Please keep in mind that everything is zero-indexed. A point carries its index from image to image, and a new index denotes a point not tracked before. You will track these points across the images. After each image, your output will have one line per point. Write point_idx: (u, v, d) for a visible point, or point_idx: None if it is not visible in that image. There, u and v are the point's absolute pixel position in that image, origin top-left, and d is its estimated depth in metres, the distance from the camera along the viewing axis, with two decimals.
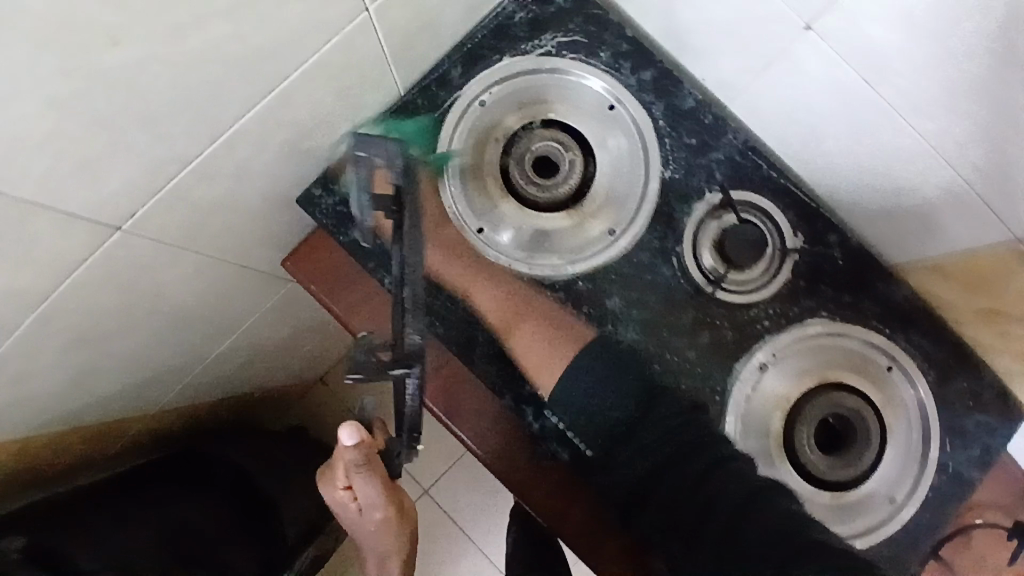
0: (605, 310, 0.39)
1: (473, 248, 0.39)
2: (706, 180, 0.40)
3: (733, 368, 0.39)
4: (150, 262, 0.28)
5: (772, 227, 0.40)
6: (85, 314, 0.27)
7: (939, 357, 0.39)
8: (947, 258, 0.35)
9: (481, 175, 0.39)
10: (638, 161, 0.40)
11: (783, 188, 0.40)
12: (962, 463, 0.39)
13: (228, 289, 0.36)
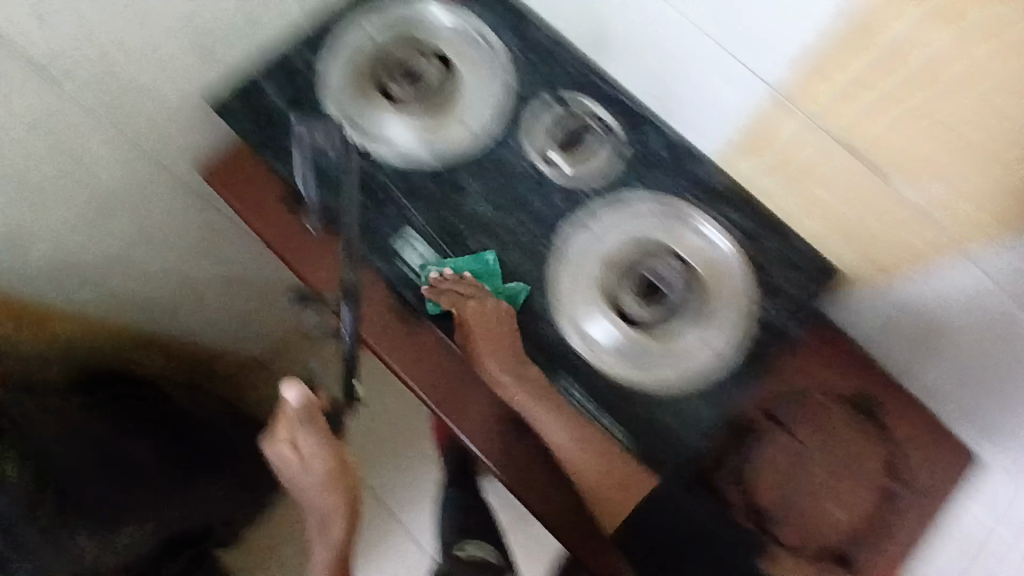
0: (511, 198, 0.73)
1: (335, 104, 0.74)
2: (551, 89, 0.75)
3: (568, 228, 0.73)
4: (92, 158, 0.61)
5: (606, 125, 0.75)
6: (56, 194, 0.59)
7: (749, 223, 0.73)
8: (751, 137, 0.66)
9: (361, 90, 0.74)
10: (496, 81, 0.75)
11: (621, 100, 0.74)
12: (782, 287, 0.73)
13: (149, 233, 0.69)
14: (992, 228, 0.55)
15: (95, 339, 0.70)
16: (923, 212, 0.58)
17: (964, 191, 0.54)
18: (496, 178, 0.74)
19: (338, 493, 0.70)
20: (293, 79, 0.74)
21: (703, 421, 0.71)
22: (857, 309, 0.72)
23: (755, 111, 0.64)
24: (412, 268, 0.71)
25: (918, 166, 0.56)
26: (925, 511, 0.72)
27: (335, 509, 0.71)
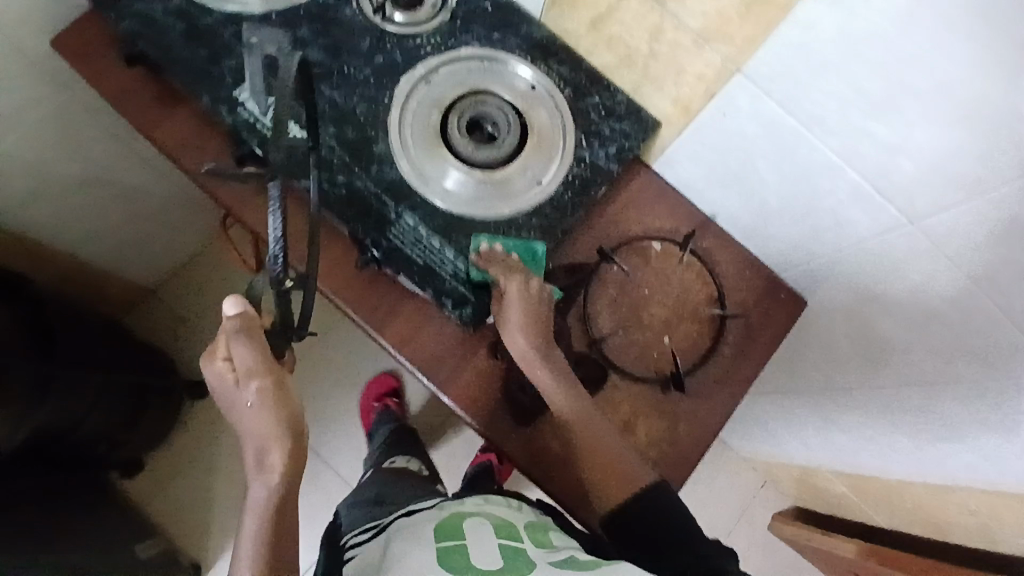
0: (351, 53, 0.77)
1: None
2: None
3: (407, 70, 0.77)
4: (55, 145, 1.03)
5: None
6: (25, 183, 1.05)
7: (570, 79, 0.80)
8: None
9: None
10: None
11: None
12: (598, 152, 0.79)
13: (78, 206, 1.16)
14: (738, 41, 0.66)
15: (55, 270, 1.23)
16: (694, 38, 0.69)
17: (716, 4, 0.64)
18: (335, 32, 0.78)
19: (284, 422, 0.67)
20: None
21: (534, 246, 0.75)
22: (677, 161, 0.83)
23: None
24: (251, 111, 0.76)
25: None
26: (733, 336, 0.83)
27: (279, 438, 0.67)
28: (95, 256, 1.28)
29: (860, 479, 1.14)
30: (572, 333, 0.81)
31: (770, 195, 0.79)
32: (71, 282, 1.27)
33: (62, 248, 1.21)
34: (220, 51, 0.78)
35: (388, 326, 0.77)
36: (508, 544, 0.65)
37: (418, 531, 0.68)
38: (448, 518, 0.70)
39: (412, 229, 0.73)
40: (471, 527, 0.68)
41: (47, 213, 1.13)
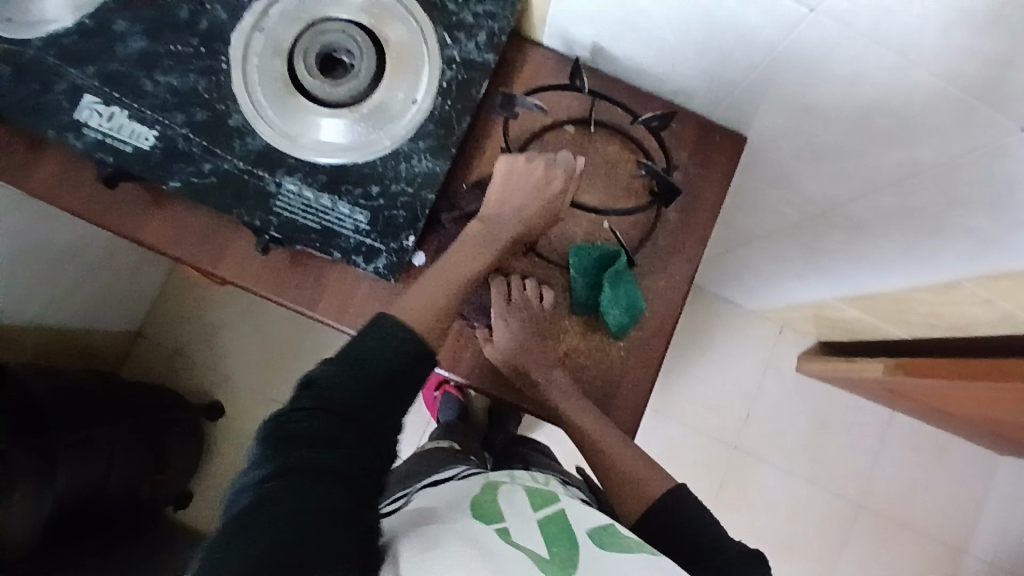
0: (173, 24, 0.70)
1: None
2: None
3: (235, 24, 0.70)
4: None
5: None
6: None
7: None
8: None
9: None
10: None
11: None
12: (470, 48, 0.71)
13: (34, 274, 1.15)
14: None
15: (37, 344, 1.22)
16: None
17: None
18: (152, 11, 0.70)
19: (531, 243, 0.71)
20: None
21: (429, 173, 0.69)
22: (561, 25, 0.75)
23: None
24: (98, 128, 0.69)
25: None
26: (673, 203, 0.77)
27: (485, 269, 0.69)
28: (67, 317, 1.27)
29: (867, 301, 1.09)
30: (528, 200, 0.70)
31: (667, 33, 0.69)
32: (53, 351, 1.27)
33: (34, 320, 1.20)
34: (45, 75, 0.70)
35: (319, 301, 0.73)
36: (547, 519, 0.59)
37: (450, 501, 0.61)
38: (482, 491, 0.62)
39: (296, 194, 0.68)
40: (506, 501, 0.60)
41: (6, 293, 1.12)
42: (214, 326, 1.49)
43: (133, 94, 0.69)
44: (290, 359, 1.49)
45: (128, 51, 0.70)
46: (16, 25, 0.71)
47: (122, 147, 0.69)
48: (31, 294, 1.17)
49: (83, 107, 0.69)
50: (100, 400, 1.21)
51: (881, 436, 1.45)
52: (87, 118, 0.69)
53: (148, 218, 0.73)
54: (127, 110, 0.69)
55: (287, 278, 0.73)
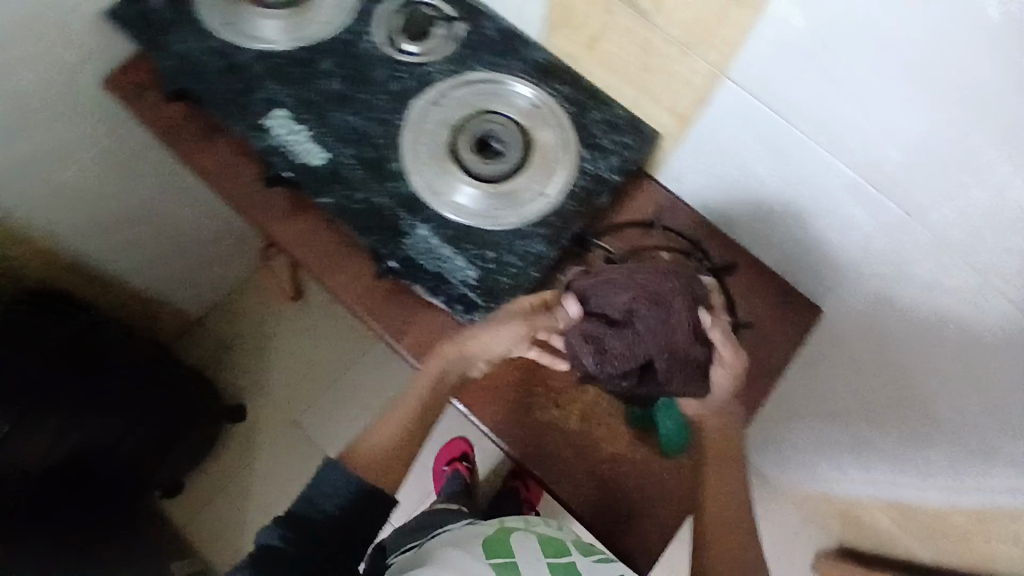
0: (370, 79, 0.84)
1: (208, 7, 0.86)
2: None
3: (419, 93, 0.83)
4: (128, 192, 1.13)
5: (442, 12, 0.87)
6: (108, 230, 1.16)
7: (577, 99, 0.85)
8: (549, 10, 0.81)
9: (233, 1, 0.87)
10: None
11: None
12: (602, 166, 0.82)
13: (148, 246, 1.25)
14: (722, 48, 0.67)
15: (119, 305, 1.31)
16: (680, 48, 0.70)
17: (693, 13, 0.66)
18: (353, 62, 0.84)
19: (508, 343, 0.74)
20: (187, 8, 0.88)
21: (539, 256, 0.78)
22: (681, 171, 0.85)
23: None
24: (279, 137, 0.81)
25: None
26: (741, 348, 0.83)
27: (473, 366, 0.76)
28: (157, 291, 1.37)
29: (899, 506, 1.09)
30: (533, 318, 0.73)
31: (773, 203, 0.79)
32: (127, 315, 1.35)
33: (130, 286, 1.30)
34: (253, 86, 0.83)
35: (405, 334, 0.80)
36: (557, 566, 0.71)
37: (469, 539, 0.77)
38: (494, 532, 0.76)
39: (424, 239, 0.78)
40: (518, 543, 0.74)
41: (121, 255, 1.22)
42: (269, 337, 1.57)
43: (318, 121, 0.81)
44: (324, 388, 1.53)
45: (326, 87, 0.83)
46: (238, 42, 0.85)
47: (294, 160, 0.80)
48: (138, 262, 1.26)
49: (275, 116, 0.82)
50: (152, 370, 1.26)
51: None
52: (272, 127, 0.81)
53: (290, 220, 0.84)
54: (309, 132, 0.81)
55: (386, 306, 0.81)
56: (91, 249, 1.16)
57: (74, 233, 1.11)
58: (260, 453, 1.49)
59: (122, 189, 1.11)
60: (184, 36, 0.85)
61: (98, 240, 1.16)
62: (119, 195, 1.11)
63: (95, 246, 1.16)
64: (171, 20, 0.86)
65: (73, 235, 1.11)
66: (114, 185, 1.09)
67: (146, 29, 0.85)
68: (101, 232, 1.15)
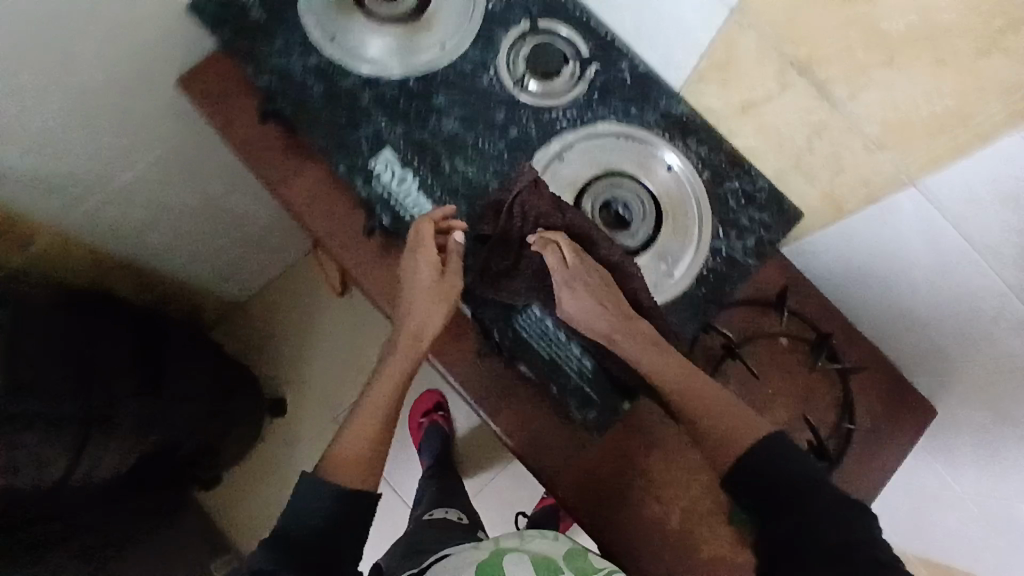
0: (489, 122, 0.75)
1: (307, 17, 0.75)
2: (522, 13, 0.78)
3: (543, 143, 0.75)
4: (184, 189, 1.02)
5: (572, 45, 0.77)
6: (162, 229, 1.06)
7: (714, 164, 0.76)
8: (705, 65, 0.71)
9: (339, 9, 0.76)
10: (470, 13, 0.77)
11: (587, 25, 0.77)
12: (735, 248, 0.75)
13: (200, 237, 1.15)
14: (921, 156, 0.58)
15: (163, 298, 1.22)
16: (866, 142, 0.62)
17: (903, 113, 0.57)
18: (472, 101, 0.76)
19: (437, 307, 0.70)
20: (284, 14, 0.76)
21: None
22: (813, 252, 0.78)
23: (719, 37, 0.66)
24: (385, 184, 0.73)
25: (866, 91, 0.58)
26: (855, 451, 0.78)
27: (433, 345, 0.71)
28: (202, 279, 1.27)
29: None
30: (433, 281, 0.69)
31: (920, 309, 0.73)
32: (172, 304, 1.25)
33: (179, 276, 1.20)
34: (360, 121, 0.74)
35: (503, 411, 0.76)
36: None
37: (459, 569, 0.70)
38: (488, 556, 0.70)
39: (538, 319, 0.72)
40: (509, 570, 0.66)
41: (169, 249, 1.12)
42: (311, 327, 1.51)
43: (430, 169, 0.73)
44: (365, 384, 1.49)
45: (438, 127, 0.75)
46: (344, 63, 0.75)
47: (397, 211, 0.74)
48: (189, 255, 1.17)
49: (382, 156, 0.73)
50: (212, 373, 1.18)
51: None
52: (375, 171, 0.73)
53: (382, 270, 0.77)
54: (417, 180, 0.73)
55: (485, 378, 0.76)
56: (140, 246, 1.06)
57: (127, 234, 1.01)
58: (301, 446, 1.46)
59: (182, 185, 1.01)
60: (280, 45, 0.75)
61: (150, 239, 1.05)
62: (175, 192, 1.01)
63: (147, 245, 1.07)
64: (269, 26, 0.75)
65: (125, 236, 1.01)
66: (170, 181, 0.98)
67: (239, 32, 0.74)
68: (154, 229, 1.04)
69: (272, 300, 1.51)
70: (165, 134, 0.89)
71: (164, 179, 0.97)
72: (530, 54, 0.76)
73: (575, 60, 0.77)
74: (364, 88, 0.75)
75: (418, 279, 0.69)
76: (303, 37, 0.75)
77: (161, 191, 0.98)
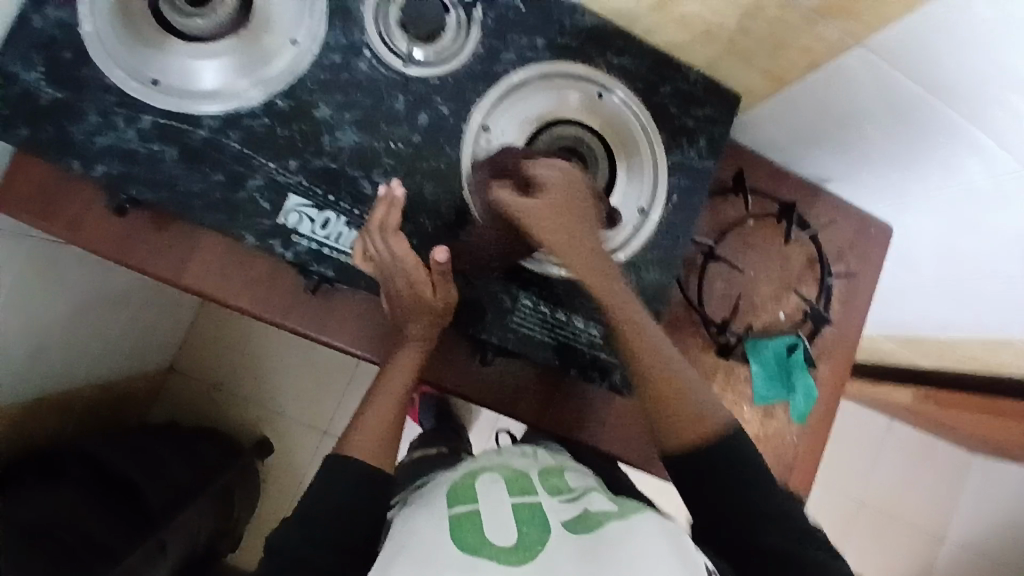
0: (393, 114, 0.64)
1: (112, 69, 0.59)
2: None
3: (464, 116, 0.65)
4: (53, 298, 0.84)
5: None
6: (49, 347, 0.88)
7: (643, 75, 0.70)
8: None
9: (147, 45, 0.60)
10: None
11: None
12: (692, 157, 0.71)
13: (98, 330, 0.96)
14: (865, 19, 0.57)
15: (83, 407, 1.06)
16: (805, 16, 0.59)
17: None
18: (362, 98, 0.63)
19: (428, 305, 0.62)
20: (84, 74, 0.59)
21: (659, 285, 0.70)
22: (760, 122, 0.77)
23: None
24: (309, 235, 0.62)
25: None
26: (837, 295, 0.84)
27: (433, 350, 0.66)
28: (121, 366, 1.10)
29: (911, 340, 1.21)
30: (415, 283, 0.61)
31: (870, 149, 0.74)
32: (95, 406, 1.09)
33: (93, 375, 1.03)
34: (242, 174, 0.61)
35: (529, 407, 0.71)
36: (522, 504, 0.55)
37: (429, 497, 0.59)
38: (463, 482, 0.60)
39: (533, 309, 0.67)
40: (486, 489, 0.57)
41: (67, 361, 0.95)
42: (255, 358, 1.32)
43: (352, 196, 0.63)
44: (338, 387, 1.33)
45: (336, 142, 0.62)
46: (189, 107, 0.60)
47: (331, 260, 0.63)
48: (96, 354, 1.00)
49: (291, 203, 0.61)
50: (195, 453, 1.06)
51: (880, 440, 1.57)
52: (291, 223, 0.62)
53: (341, 318, 0.66)
54: (342, 215, 0.63)
55: (498, 385, 0.70)
56: (32, 375, 0.89)
57: (12, 370, 0.84)
58: (303, 475, 1.31)
59: (53, 291, 0.83)
60: (96, 119, 0.59)
61: (41, 360, 0.89)
62: (41, 305, 0.82)
63: (41, 369, 0.90)
64: (66, 100, 0.58)
65: (12, 372, 0.85)
66: (33, 299, 0.80)
67: (37, 122, 0.58)
68: (40, 349, 0.87)
69: (195, 353, 1.31)
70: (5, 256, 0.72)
71: (25, 300, 0.79)
72: (402, 17, 0.63)
73: (455, 6, 0.64)
74: (228, 128, 0.61)
75: (398, 285, 0.61)
76: (123, 97, 0.59)
77: (29, 311, 0.81)
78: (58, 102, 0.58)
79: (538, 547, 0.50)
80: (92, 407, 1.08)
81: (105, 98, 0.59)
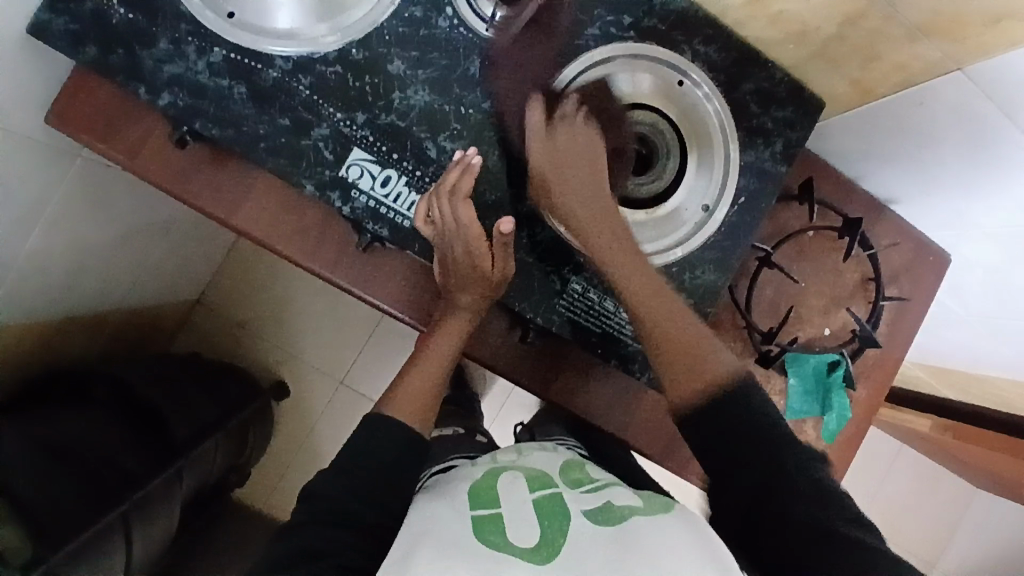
0: (466, 79, 0.62)
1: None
2: None
3: (538, 89, 0.63)
4: (96, 223, 0.84)
5: None
6: (88, 270, 0.89)
7: (726, 68, 0.67)
8: None
9: None
10: None
11: None
12: (765, 160, 0.68)
13: (136, 259, 0.97)
14: (975, 43, 0.53)
15: (113, 331, 1.07)
16: (912, 30, 0.56)
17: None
18: (436, 58, 0.61)
19: (483, 277, 0.62)
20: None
21: (713, 286, 0.68)
22: (837, 131, 0.74)
23: None
24: (369, 193, 0.61)
25: None
26: (885, 319, 0.82)
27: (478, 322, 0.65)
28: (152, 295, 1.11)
29: (941, 370, 1.18)
30: (474, 254, 0.61)
31: (947, 175, 0.71)
32: (124, 331, 1.10)
33: (125, 301, 1.04)
34: (307, 122, 0.59)
35: (564, 393, 0.70)
36: (543, 500, 0.55)
37: (451, 488, 0.59)
38: (482, 477, 0.60)
39: (582, 295, 0.65)
40: (507, 486, 0.57)
41: (104, 285, 0.95)
42: (281, 303, 1.33)
43: (415, 158, 0.61)
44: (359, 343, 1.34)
45: (405, 101, 0.61)
46: (262, 46, 0.58)
47: (387, 220, 0.62)
48: (131, 281, 1.01)
49: (354, 158, 0.60)
50: (218, 389, 1.08)
51: (887, 464, 1.55)
52: (352, 178, 0.60)
53: (388, 280, 0.65)
54: (403, 175, 0.61)
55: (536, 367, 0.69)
56: (68, 296, 0.90)
57: (51, 289, 0.85)
58: (316, 423, 1.33)
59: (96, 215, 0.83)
60: (166, 47, 0.57)
61: (79, 282, 0.89)
62: (85, 229, 0.82)
63: (79, 290, 0.91)
64: (138, 23, 0.57)
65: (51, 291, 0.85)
66: (77, 220, 0.80)
67: (105, 43, 0.57)
68: (79, 272, 0.88)
69: (223, 291, 1.31)
70: (54, 172, 0.72)
71: (69, 221, 0.79)
72: None
73: None
74: (300, 73, 0.59)
75: (457, 254, 0.61)
76: (196, 27, 0.58)
77: (73, 233, 0.81)
78: (129, 23, 0.57)
79: (562, 542, 0.50)
80: (120, 332, 1.09)
81: (178, 26, 0.57)
